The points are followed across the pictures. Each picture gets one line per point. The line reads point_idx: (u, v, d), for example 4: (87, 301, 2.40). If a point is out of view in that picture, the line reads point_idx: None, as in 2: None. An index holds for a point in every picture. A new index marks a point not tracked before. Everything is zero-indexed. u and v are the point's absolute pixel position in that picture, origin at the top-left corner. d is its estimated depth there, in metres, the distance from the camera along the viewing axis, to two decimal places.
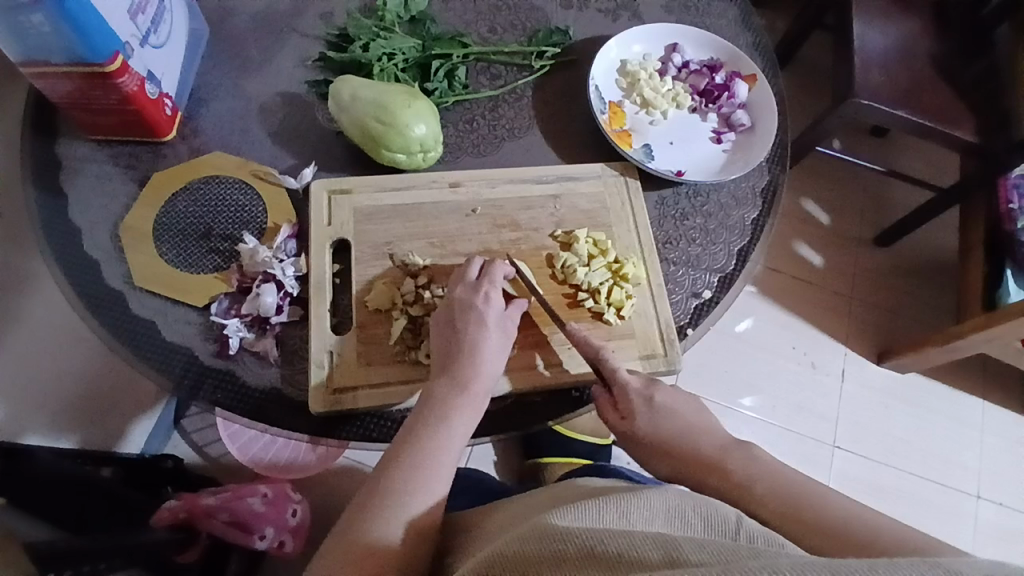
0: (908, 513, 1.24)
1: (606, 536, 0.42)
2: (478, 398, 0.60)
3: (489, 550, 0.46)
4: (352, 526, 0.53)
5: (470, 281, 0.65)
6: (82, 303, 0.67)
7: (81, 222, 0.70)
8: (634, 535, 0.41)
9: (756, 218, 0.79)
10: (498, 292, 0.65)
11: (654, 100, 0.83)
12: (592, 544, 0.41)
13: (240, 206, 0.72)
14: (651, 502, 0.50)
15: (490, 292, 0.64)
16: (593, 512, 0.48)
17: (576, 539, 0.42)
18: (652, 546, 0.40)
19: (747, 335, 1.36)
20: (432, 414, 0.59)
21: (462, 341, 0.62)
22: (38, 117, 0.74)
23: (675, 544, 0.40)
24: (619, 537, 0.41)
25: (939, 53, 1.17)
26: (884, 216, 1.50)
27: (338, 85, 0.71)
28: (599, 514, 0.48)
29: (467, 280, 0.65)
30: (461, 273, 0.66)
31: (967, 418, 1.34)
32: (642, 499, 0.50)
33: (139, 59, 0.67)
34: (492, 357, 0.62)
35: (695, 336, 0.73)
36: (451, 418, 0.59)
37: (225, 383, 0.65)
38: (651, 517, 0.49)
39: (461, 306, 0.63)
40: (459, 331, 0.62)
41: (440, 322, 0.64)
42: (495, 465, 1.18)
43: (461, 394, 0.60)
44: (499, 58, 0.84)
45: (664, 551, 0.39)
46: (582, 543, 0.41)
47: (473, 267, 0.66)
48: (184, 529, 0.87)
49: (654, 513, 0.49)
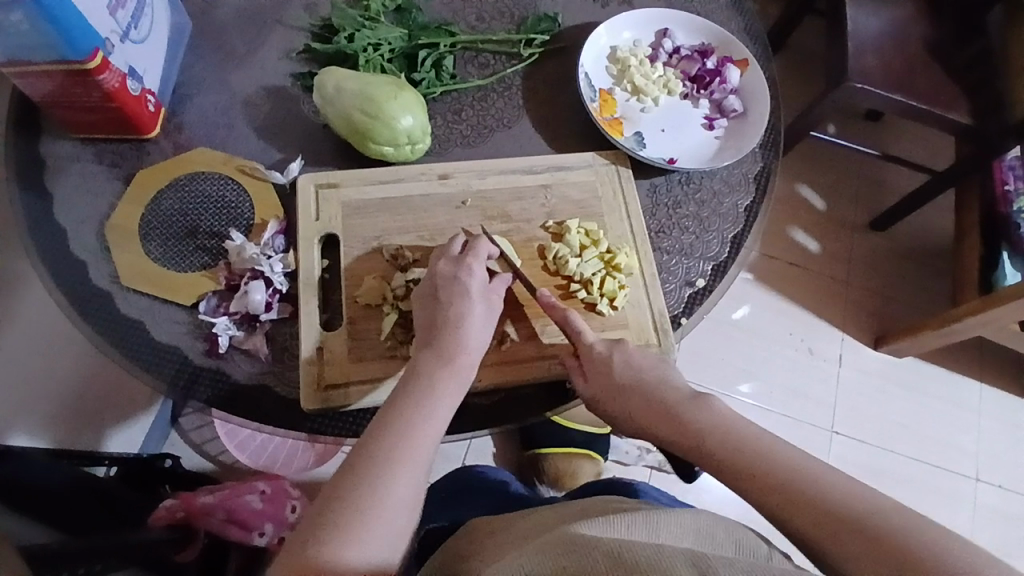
0: (907, 496, 1.25)
1: (635, 546, 0.42)
2: (463, 373, 0.59)
3: (512, 556, 0.46)
4: (334, 501, 0.50)
5: (453, 254, 0.65)
6: (69, 304, 0.66)
7: (66, 222, 0.69)
8: (663, 548, 0.41)
9: (749, 205, 0.78)
10: (481, 266, 0.64)
11: (645, 87, 0.82)
12: (620, 550, 0.41)
13: (226, 203, 0.71)
14: (682, 519, 0.50)
15: (473, 265, 0.63)
16: (623, 526, 0.48)
17: (604, 546, 0.42)
18: (680, 557, 0.39)
19: (743, 323, 1.36)
20: (418, 388, 0.57)
21: (444, 315, 0.61)
22: (19, 116, 0.73)
23: (705, 559, 0.39)
24: (648, 547, 0.41)
25: (933, 35, 1.16)
26: (880, 200, 1.49)
27: (323, 77, 0.70)
28: (629, 527, 0.48)
29: (450, 255, 0.65)
30: (444, 249, 0.66)
31: (964, 401, 1.34)
32: (672, 517, 0.50)
33: (120, 55, 0.65)
34: (478, 331, 0.61)
35: (688, 325, 0.72)
36: (438, 392, 0.57)
37: (215, 382, 0.64)
38: (681, 533, 0.49)
39: (443, 279, 0.63)
40: (442, 303, 0.61)
41: (423, 295, 0.63)
42: (493, 456, 1.18)
43: (445, 369, 0.58)
44: (487, 46, 0.82)
45: (693, 562, 0.39)
46: (609, 549, 0.41)
47: (457, 244, 0.66)
48: (182, 529, 0.85)
49: (683, 528, 0.50)
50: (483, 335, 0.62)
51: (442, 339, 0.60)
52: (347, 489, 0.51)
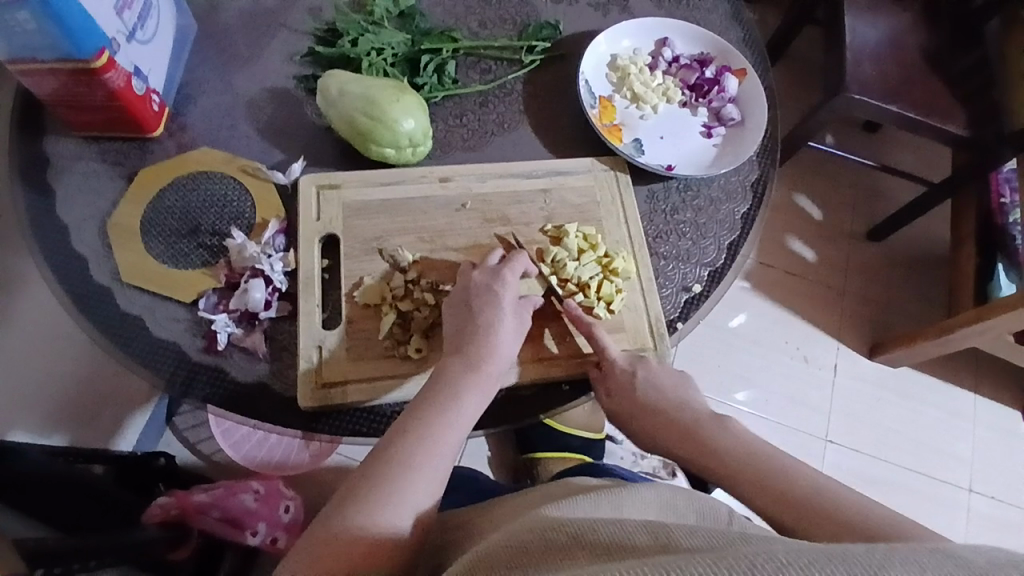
0: (900, 504, 1.25)
1: (602, 527, 0.42)
2: (489, 380, 0.61)
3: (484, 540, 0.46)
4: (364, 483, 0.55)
5: (489, 266, 0.67)
6: (70, 300, 0.66)
7: (69, 219, 0.70)
8: (625, 525, 0.41)
9: (746, 212, 0.79)
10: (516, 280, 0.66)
11: (645, 95, 0.83)
12: (584, 535, 0.41)
13: (228, 202, 0.72)
14: (644, 497, 0.52)
15: (508, 278, 0.66)
16: (587, 506, 0.48)
17: (568, 531, 0.42)
18: (644, 534, 0.40)
19: (740, 331, 1.36)
20: (443, 393, 0.60)
21: (477, 320, 0.63)
22: (24, 115, 0.74)
23: (667, 533, 0.40)
24: (611, 527, 0.41)
25: (930, 47, 1.17)
26: (877, 211, 1.51)
27: (326, 80, 0.71)
28: (593, 508, 0.49)
29: (487, 266, 0.67)
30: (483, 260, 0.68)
31: (959, 411, 1.35)
32: (635, 494, 0.52)
33: (125, 56, 0.66)
34: (505, 341, 0.63)
35: (684, 330, 0.73)
36: (462, 398, 0.60)
37: (214, 379, 0.65)
38: (645, 509, 0.51)
39: (478, 288, 0.65)
40: (474, 312, 0.64)
41: (456, 302, 0.65)
42: (490, 461, 1.19)
43: (470, 374, 0.61)
44: (489, 52, 0.83)
45: (655, 538, 0.39)
46: (573, 535, 0.41)
47: (494, 257, 0.68)
48: (178, 527, 0.86)
49: (647, 508, 0.51)
50: (511, 345, 0.64)
51: (472, 344, 0.62)
52: (374, 475, 0.55)
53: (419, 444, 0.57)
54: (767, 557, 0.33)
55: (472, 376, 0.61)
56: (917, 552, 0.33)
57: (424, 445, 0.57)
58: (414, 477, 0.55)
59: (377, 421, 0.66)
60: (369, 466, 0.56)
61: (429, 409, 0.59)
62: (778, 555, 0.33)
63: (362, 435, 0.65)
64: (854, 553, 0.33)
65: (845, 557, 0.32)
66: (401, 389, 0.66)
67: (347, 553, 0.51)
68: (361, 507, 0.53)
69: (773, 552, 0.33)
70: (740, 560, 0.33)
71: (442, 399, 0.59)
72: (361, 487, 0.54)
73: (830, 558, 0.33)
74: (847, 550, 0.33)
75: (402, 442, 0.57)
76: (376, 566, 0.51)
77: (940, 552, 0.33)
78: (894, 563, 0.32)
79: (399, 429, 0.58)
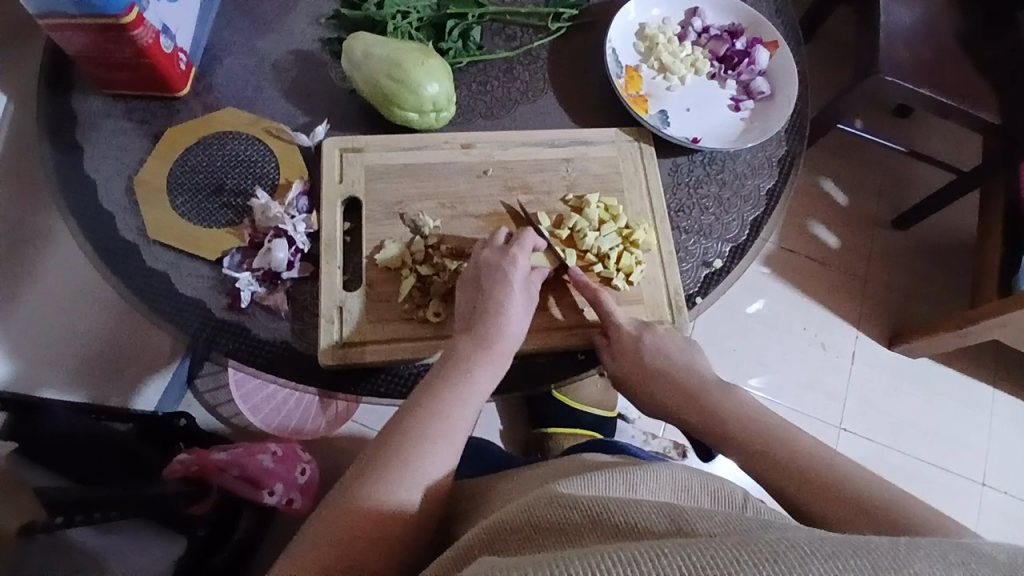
0: (910, 494, 1.25)
1: (616, 503, 0.42)
2: (502, 358, 0.62)
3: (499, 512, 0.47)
4: (378, 453, 0.55)
5: (499, 244, 0.66)
6: (97, 256, 0.68)
7: (96, 176, 0.71)
8: (640, 505, 0.41)
9: (771, 188, 0.78)
10: (525, 257, 0.65)
11: (672, 65, 0.82)
12: (599, 512, 0.41)
13: (252, 162, 0.72)
14: (658, 476, 0.53)
15: (518, 256, 0.65)
16: (601, 484, 0.49)
17: (582, 505, 0.42)
18: (659, 516, 0.40)
19: (757, 316, 1.35)
20: (456, 366, 0.60)
21: (488, 299, 0.62)
22: (54, 72, 0.74)
23: (684, 515, 0.40)
24: (627, 506, 0.41)
25: (965, 30, 1.13)
26: (904, 198, 1.47)
27: (350, 42, 0.71)
28: (607, 486, 0.49)
29: (495, 245, 0.66)
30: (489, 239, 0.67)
31: (977, 404, 1.33)
32: (648, 473, 0.53)
33: (154, 12, 0.66)
34: (518, 318, 0.63)
35: (703, 304, 0.72)
36: (474, 370, 0.60)
37: (236, 336, 0.66)
38: (658, 489, 0.51)
39: (489, 266, 0.64)
40: (485, 290, 0.63)
41: (466, 280, 0.65)
42: (501, 434, 1.20)
43: (483, 352, 0.61)
44: (515, 19, 0.82)
45: (670, 520, 0.39)
46: (588, 510, 0.41)
47: (502, 235, 0.67)
48: (197, 483, 0.89)
49: (661, 487, 0.51)
50: (521, 321, 0.63)
51: (483, 322, 0.62)
52: (390, 445, 0.55)
53: (435, 419, 0.57)
54: (790, 544, 0.32)
55: (485, 352, 0.61)
56: (937, 545, 0.33)
57: (439, 418, 0.57)
58: (429, 447, 0.55)
59: (396, 382, 0.67)
60: (384, 440, 0.56)
61: (443, 385, 0.59)
62: (800, 543, 0.33)
63: (380, 395, 0.66)
64: (875, 546, 0.33)
65: (867, 548, 0.32)
66: (419, 352, 0.66)
67: (364, 524, 0.51)
68: (376, 480, 0.53)
69: (795, 540, 0.33)
70: (761, 544, 0.32)
71: (457, 375, 0.59)
72: (375, 460, 0.54)
73: (852, 550, 0.32)
74: (868, 544, 0.33)
75: (415, 414, 0.57)
76: (390, 536, 0.51)
77: (961, 547, 0.33)
78: (918, 557, 0.32)
79: (413, 404, 0.58)
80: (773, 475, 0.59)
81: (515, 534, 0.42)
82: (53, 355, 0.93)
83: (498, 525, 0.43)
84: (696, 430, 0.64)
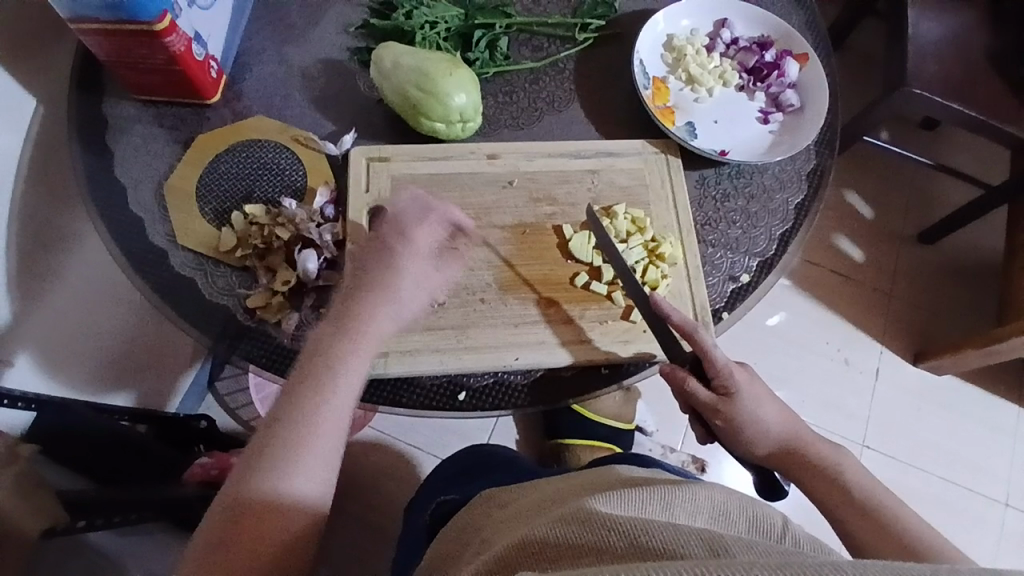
0: (936, 515, 1.21)
1: (654, 527, 0.41)
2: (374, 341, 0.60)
3: (531, 525, 0.47)
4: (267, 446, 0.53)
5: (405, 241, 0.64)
6: (124, 259, 0.69)
7: (127, 180, 0.72)
8: (678, 529, 0.40)
9: (800, 202, 0.76)
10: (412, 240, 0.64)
11: (700, 77, 0.81)
12: (636, 534, 0.40)
13: (280, 169, 0.73)
14: (699, 497, 0.52)
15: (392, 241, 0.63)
16: (636, 502, 0.48)
17: (620, 527, 0.41)
18: (696, 539, 0.39)
19: (779, 329, 1.33)
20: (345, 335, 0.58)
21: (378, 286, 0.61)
22: (88, 76, 0.76)
23: (721, 540, 0.39)
24: (664, 528, 0.40)
25: (994, 44, 1.11)
26: (930, 213, 1.44)
27: (379, 52, 0.71)
28: (643, 506, 0.48)
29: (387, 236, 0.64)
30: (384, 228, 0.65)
31: (1002, 425, 1.29)
32: (689, 494, 0.52)
33: (187, 20, 0.67)
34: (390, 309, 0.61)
35: (730, 320, 0.71)
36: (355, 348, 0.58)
37: (259, 342, 0.67)
38: (697, 514, 0.50)
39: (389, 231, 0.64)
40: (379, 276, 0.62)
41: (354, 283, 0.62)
42: (517, 443, 1.19)
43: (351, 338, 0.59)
44: (542, 29, 0.82)
45: (708, 543, 0.38)
46: (625, 533, 0.41)
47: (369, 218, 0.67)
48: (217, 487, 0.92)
49: (699, 511, 0.50)
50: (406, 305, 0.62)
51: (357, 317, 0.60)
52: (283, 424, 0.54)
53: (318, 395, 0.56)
54: (832, 568, 0.31)
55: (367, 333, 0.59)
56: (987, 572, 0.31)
57: (318, 414, 0.55)
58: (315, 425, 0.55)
59: (418, 392, 0.66)
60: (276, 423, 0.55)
61: (326, 376, 0.56)
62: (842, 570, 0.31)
63: (402, 405, 0.66)
64: (916, 564, 0.31)
65: (912, 572, 0.31)
66: (441, 362, 0.66)
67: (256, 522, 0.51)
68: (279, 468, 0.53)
69: (837, 565, 0.31)
70: (802, 566, 0.31)
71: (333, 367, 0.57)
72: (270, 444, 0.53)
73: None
74: (916, 568, 0.31)
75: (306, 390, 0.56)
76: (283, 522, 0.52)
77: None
78: None
79: (285, 407, 0.55)
80: (807, 486, 0.65)
81: (553, 552, 0.41)
82: (70, 346, 0.91)
83: (531, 545, 0.43)
84: (726, 438, 0.66)
